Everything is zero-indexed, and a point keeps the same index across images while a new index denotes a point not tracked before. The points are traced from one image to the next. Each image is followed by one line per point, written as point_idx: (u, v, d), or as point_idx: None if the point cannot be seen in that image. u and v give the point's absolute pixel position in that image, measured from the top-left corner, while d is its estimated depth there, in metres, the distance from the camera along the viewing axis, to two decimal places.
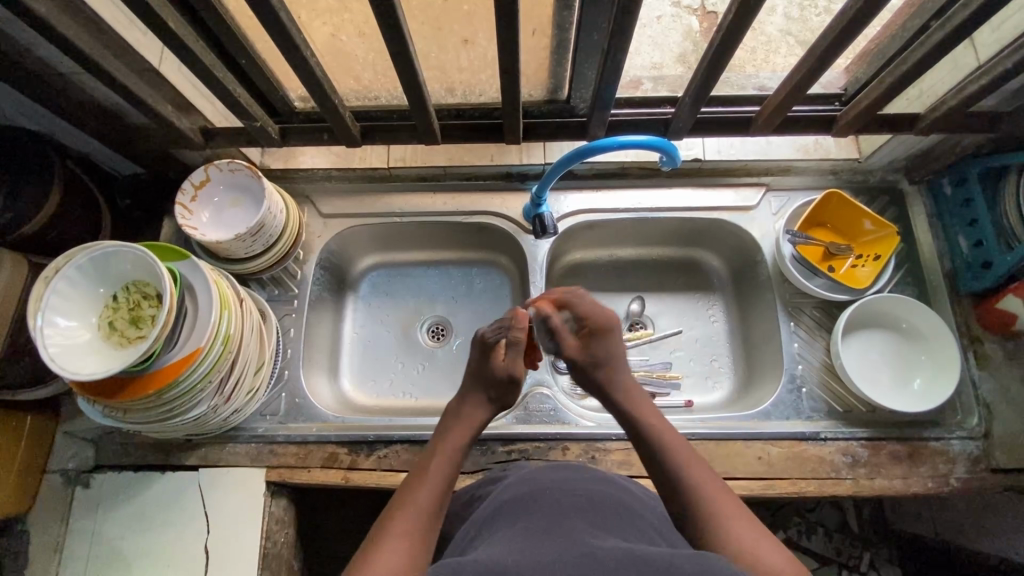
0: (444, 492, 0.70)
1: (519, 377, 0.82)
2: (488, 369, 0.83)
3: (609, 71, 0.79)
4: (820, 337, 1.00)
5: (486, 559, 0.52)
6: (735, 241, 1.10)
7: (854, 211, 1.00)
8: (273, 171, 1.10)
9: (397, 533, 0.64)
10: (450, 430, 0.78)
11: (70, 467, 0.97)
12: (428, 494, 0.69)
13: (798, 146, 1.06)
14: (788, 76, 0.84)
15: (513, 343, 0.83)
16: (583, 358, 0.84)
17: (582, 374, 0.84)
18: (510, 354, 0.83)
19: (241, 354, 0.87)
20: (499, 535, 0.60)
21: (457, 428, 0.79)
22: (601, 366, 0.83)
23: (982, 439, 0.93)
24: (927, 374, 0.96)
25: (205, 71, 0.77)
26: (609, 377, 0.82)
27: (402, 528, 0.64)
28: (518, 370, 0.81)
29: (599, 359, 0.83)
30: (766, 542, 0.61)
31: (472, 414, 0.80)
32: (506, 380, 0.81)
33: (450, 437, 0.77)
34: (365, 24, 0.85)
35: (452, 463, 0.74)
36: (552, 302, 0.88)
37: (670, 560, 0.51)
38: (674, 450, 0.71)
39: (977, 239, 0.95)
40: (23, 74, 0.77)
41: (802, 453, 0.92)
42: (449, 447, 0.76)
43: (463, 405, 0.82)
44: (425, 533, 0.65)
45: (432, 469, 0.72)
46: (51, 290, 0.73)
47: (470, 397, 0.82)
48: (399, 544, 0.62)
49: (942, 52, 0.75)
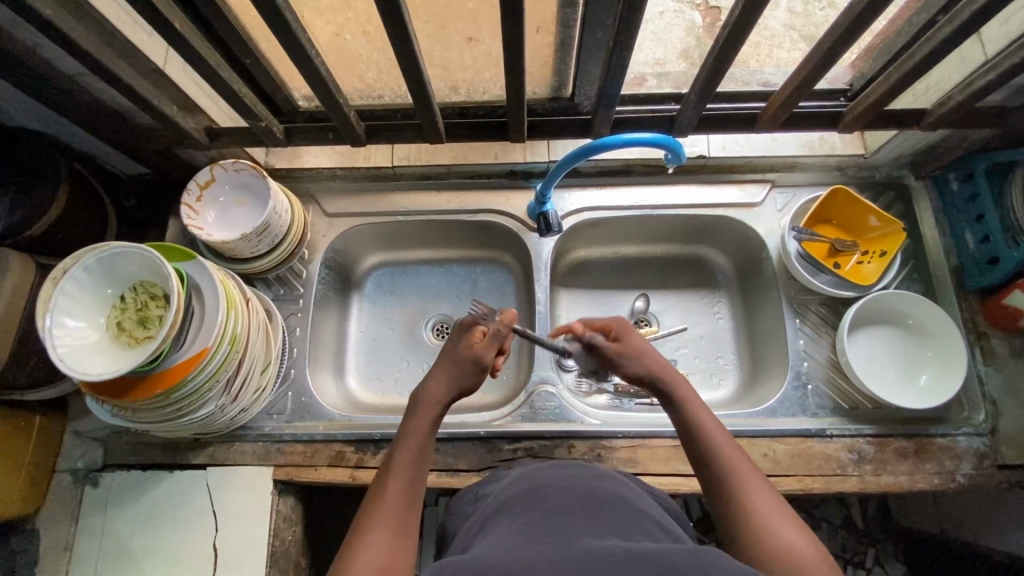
0: (412, 484, 0.69)
1: (488, 365, 0.82)
2: (462, 351, 0.82)
3: (614, 69, 0.79)
4: (825, 334, 1.00)
5: (486, 556, 0.53)
6: (740, 238, 1.09)
7: (860, 208, 0.99)
8: (278, 171, 1.10)
9: (376, 531, 0.63)
10: (417, 412, 0.76)
11: (79, 466, 0.98)
12: (396, 497, 0.67)
13: (802, 142, 1.06)
14: (793, 74, 0.84)
15: (495, 333, 0.83)
16: (620, 348, 0.82)
17: (631, 364, 0.80)
18: (487, 341, 0.82)
19: (247, 354, 0.87)
20: (501, 531, 0.60)
21: (420, 413, 0.76)
22: (639, 349, 0.81)
23: (989, 436, 0.92)
24: (934, 370, 0.95)
25: (211, 71, 0.78)
26: (650, 355, 0.80)
27: (384, 530, 0.63)
28: (488, 356, 0.81)
29: (634, 347, 0.82)
30: (799, 534, 0.58)
31: (429, 397, 0.77)
32: (471, 362, 0.81)
33: (412, 424, 0.75)
34: (368, 22, 0.84)
35: (417, 452, 0.72)
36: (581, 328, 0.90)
37: (670, 555, 0.51)
38: (710, 439, 0.69)
39: (983, 235, 0.94)
40: (31, 77, 0.77)
41: (808, 450, 0.93)
42: (414, 435, 0.73)
43: (428, 380, 0.79)
44: (404, 534, 0.64)
45: (398, 464, 0.70)
46: (60, 291, 0.74)
47: (436, 377, 0.79)
48: (381, 546, 0.61)
49: (948, 48, 0.75)
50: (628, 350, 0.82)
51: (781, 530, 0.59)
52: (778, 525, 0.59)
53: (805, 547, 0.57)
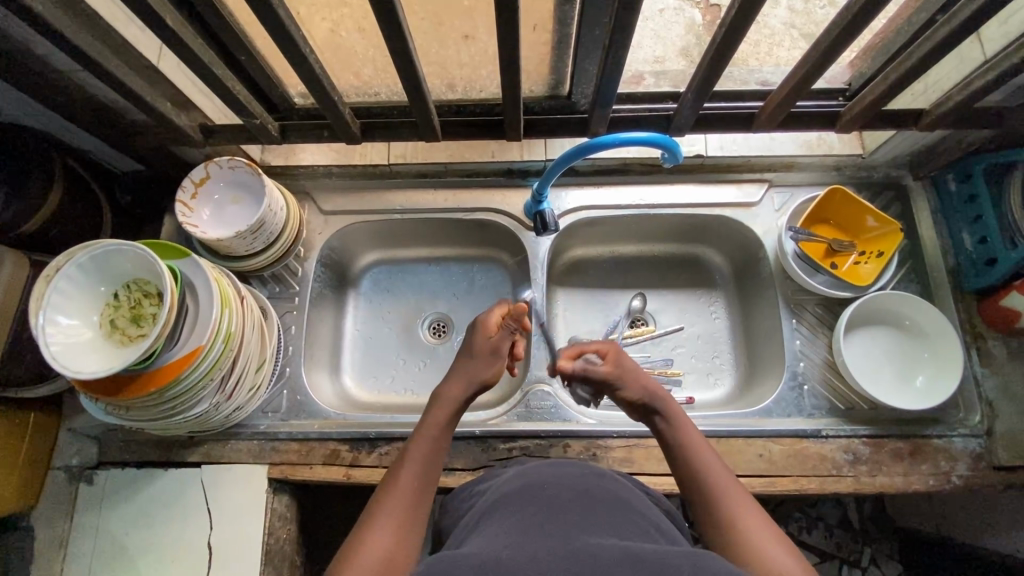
0: (426, 475, 0.70)
1: (503, 356, 0.83)
2: (481, 343, 0.83)
3: (611, 68, 0.78)
4: (822, 334, 0.99)
5: (477, 552, 0.53)
6: (738, 237, 1.09)
7: (858, 208, 0.99)
8: (274, 168, 1.10)
9: (383, 523, 0.64)
10: (434, 407, 0.77)
11: (74, 464, 0.98)
12: (408, 488, 0.68)
13: (801, 142, 1.06)
14: (791, 72, 0.83)
15: (510, 325, 0.83)
16: (618, 374, 0.79)
17: (630, 391, 0.78)
18: (504, 333, 0.83)
19: (242, 351, 0.87)
20: (494, 528, 0.60)
21: (437, 406, 0.77)
22: (635, 376, 0.79)
23: (985, 437, 0.92)
24: (930, 371, 0.95)
25: (204, 68, 0.77)
26: (647, 385, 0.78)
27: (391, 521, 0.64)
28: (503, 346, 0.82)
29: (629, 373, 0.79)
30: (788, 560, 0.58)
31: (448, 390, 0.79)
32: (490, 353, 0.82)
33: (429, 419, 0.76)
34: (364, 19, 0.84)
35: (432, 446, 0.73)
36: (570, 352, 0.85)
37: (663, 556, 0.51)
38: (702, 458, 0.69)
39: (981, 235, 0.94)
40: (24, 73, 0.77)
41: (803, 450, 0.92)
42: (430, 426, 0.75)
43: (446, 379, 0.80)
44: (411, 523, 0.65)
45: (410, 455, 0.71)
46: (53, 288, 0.74)
47: (455, 374, 0.81)
48: (386, 539, 0.62)
49: (947, 49, 0.75)
50: (626, 373, 0.79)
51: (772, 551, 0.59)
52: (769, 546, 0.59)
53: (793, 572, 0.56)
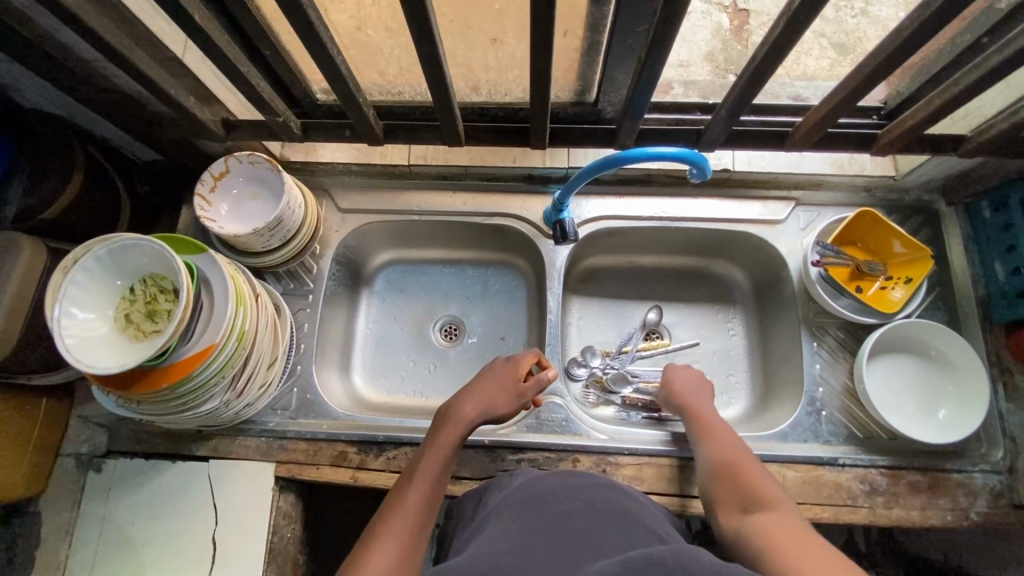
0: (430, 499, 0.70)
1: (524, 403, 0.85)
2: (513, 381, 0.84)
3: (644, 81, 0.76)
4: (842, 360, 0.97)
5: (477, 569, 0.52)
6: (760, 255, 1.07)
7: (888, 232, 0.96)
8: (293, 163, 1.09)
9: (386, 545, 0.63)
10: (442, 427, 0.78)
11: (83, 451, 0.98)
12: (412, 510, 0.68)
13: (832, 161, 1.03)
14: (833, 91, 0.79)
15: (541, 379, 0.86)
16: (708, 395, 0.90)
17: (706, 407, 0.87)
18: (534, 385, 0.85)
19: (254, 351, 0.86)
20: (496, 535, 0.60)
21: (449, 427, 0.78)
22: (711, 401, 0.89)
23: (1007, 474, 0.90)
24: (954, 404, 0.93)
25: (230, 65, 0.77)
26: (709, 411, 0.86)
27: (393, 542, 0.64)
28: (529, 394, 0.84)
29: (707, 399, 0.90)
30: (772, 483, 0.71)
31: (462, 412, 0.79)
32: (518, 398, 0.84)
33: (439, 440, 0.76)
34: (392, 19, 0.82)
35: (441, 465, 0.74)
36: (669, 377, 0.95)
37: (657, 554, 0.51)
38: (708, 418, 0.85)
39: (1014, 266, 0.91)
40: (51, 63, 0.76)
41: (818, 478, 0.90)
42: (439, 448, 0.76)
43: (466, 400, 0.81)
44: (413, 547, 0.65)
45: (420, 474, 0.72)
46: (70, 280, 0.73)
47: (475, 394, 0.82)
48: (386, 558, 0.62)
49: (995, 76, 0.72)
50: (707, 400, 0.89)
51: (766, 483, 0.71)
52: (764, 481, 0.71)
53: (775, 491, 0.69)
